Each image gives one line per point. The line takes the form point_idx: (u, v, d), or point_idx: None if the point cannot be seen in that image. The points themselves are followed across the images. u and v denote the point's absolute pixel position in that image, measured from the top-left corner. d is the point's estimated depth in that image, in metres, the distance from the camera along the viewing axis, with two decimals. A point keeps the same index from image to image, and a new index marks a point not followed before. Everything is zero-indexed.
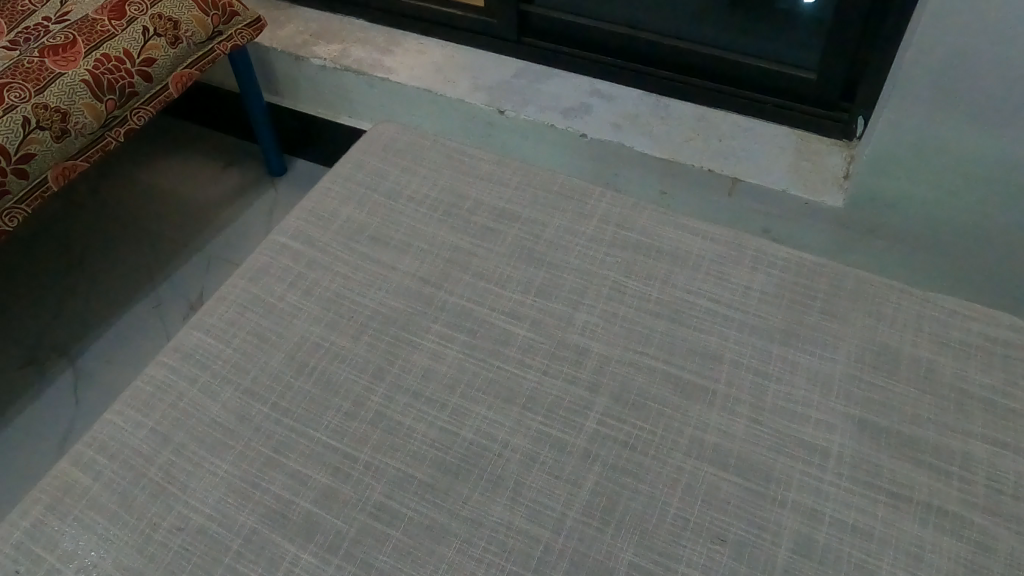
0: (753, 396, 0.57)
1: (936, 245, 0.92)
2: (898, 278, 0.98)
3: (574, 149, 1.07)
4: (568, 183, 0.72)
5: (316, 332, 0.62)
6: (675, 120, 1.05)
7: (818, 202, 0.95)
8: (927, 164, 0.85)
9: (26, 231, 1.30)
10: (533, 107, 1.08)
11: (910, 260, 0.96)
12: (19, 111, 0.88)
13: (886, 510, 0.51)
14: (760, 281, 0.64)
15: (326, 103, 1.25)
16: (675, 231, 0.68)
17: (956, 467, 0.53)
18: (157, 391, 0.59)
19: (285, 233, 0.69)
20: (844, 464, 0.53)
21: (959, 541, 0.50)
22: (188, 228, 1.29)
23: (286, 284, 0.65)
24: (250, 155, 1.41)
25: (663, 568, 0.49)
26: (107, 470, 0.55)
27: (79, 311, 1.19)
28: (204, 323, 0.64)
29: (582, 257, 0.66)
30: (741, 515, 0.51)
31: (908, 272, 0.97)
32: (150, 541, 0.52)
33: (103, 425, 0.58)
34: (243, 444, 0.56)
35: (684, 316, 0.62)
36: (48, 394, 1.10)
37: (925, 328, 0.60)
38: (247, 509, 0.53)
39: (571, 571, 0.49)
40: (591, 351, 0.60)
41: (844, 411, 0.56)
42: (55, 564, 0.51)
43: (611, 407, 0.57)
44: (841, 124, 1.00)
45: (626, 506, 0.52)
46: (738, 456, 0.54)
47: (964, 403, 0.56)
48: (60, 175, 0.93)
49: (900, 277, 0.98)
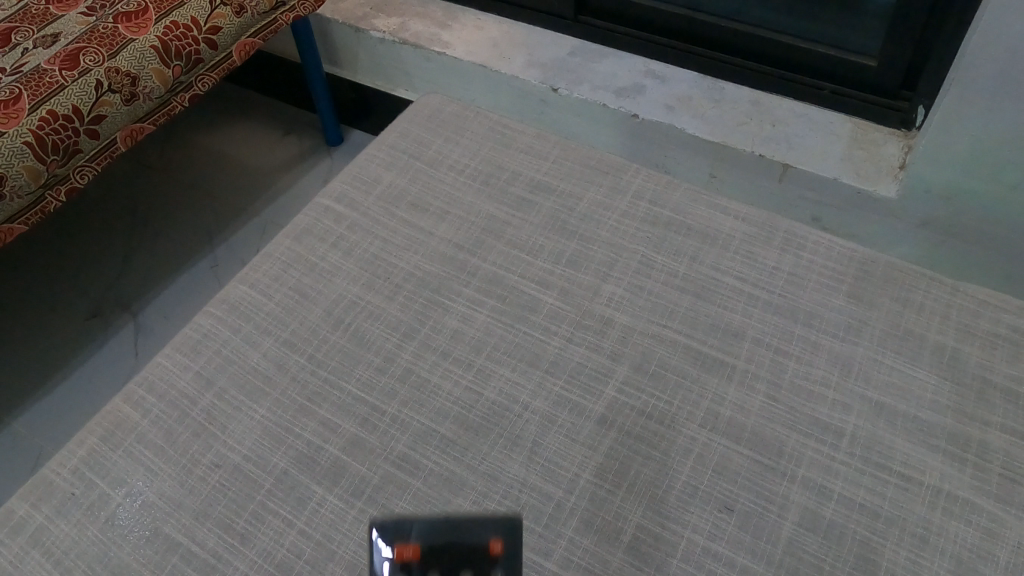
0: (772, 373, 0.58)
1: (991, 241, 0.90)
2: (952, 271, 0.96)
3: (626, 130, 1.07)
4: (605, 158, 0.73)
5: (353, 292, 0.65)
6: (729, 104, 1.04)
7: (871, 191, 0.94)
8: (987, 159, 0.83)
9: (96, 189, 1.37)
10: (586, 86, 1.08)
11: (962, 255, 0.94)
12: (93, 75, 0.92)
13: (895, 491, 0.52)
14: (789, 262, 0.64)
15: (384, 75, 1.28)
16: (707, 209, 0.69)
17: (971, 455, 0.53)
18: (204, 338, 0.63)
19: (330, 196, 0.72)
20: (857, 444, 0.54)
21: (967, 526, 0.50)
22: (248, 194, 1.34)
23: (328, 245, 0.68)
24: (309, 125, 1.45)
25: (669, 533, 0.51)
26: (155, 408, 0.59)
27: (145, 267, 1.25)
28: (250, 278, 0.67)
29: (613, 231, 0.67)
30: (750, 486, 0.52)
31: (961, 266, 0.95)
32: (191, 474, 0.56)
33: (153, 367, 0.62)
34: (279, 392, 0.59)
35: (710, 294, 0.63)
36: (111, 343, 1.17)
37: (953, 316, 0.60)
38: (280, 451, 0.56)
39: (581, 529, 0.51)
40: (615, 321, 0.61)
41: (862, 394, 0.56)
42: (106, 490, 0.55)
43: (631, 376, 0.58)
44: (899, 113, 0.98)
45: (637, 471, 0.54)
46: (752, 431, 0.55)
47: (986, 392, 0.56)
48: (128, 136, 0.99)
49: (955, 271, 0.96)
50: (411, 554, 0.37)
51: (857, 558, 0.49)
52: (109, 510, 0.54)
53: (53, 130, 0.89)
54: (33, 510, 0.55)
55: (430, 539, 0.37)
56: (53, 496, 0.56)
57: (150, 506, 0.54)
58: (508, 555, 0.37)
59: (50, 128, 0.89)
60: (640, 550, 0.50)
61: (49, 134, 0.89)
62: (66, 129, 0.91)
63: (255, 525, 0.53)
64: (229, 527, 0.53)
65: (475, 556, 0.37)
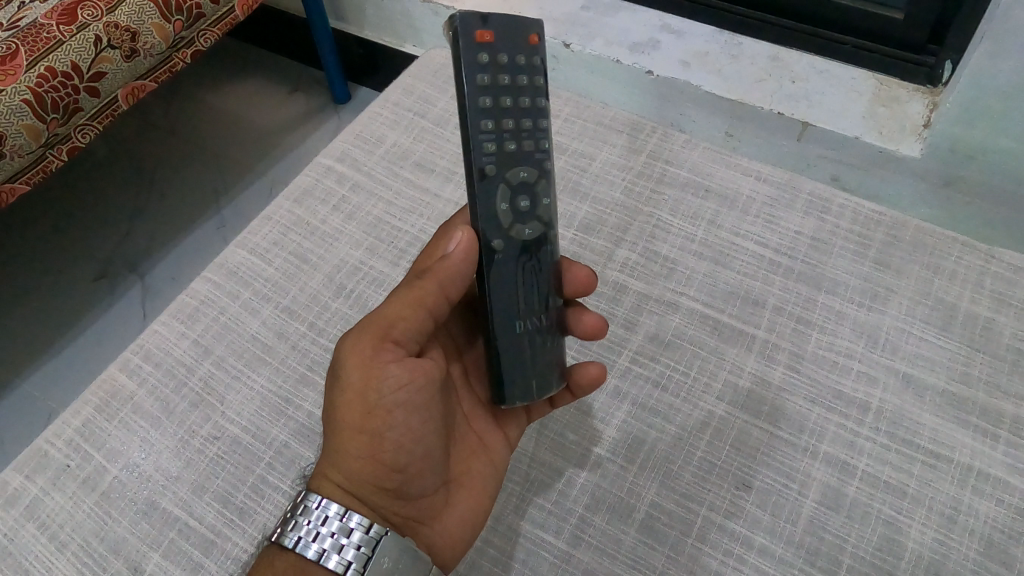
0: (794, 343, 0.55)
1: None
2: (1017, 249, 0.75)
3: (640, 90, 0.90)
4: (619, 116, 0.70)
5: (356, 256, 0.62)
6: (746, 59, 0.86)
7: (890, 150, 0.76)
8: (1015, 116, 0.65)
9: (102, 147, 1.34)
10: (599, 41, 0.91)
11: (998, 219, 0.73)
12: (91, 30, 0.87)
13: (923, 468, 0.49)
14: (812, 227, 0.61)
15: (391, 32, 1.19)
16: (726, 169, 0.65)
17: (1004, 431, 0.50)
18: (201, 305, 0.61)
19: (332, 155, 0.69)
20: (882, 419, 0.51)
21: (998, 506, 0.47)
22: (253, 153, 1.31)
23: (329, 207, 0.66)
24: (315, 82, 1.41)
25: (684, 510, 0.49)
26: (151, 377, 0.57)
27: (151, 228, 1.23)
28: (249, 242, 0.64)
29: (627, 193, 0.64)
30: (770, 462, 0.50)
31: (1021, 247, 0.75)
32: (188, 446, 0.54)
33: (148, 334, 0.60)
34: (279, 360, 0.57)
35: (729, 259, 0.60)
36: (117, 306, 1.15)
37: (986, 285, 0.57)
38: (280, 423, 0.54)
39: (592, 505, 0.49)
40: (629, 288, 0.59)
41: (889, 366, 0.54)
42: (101, 462, 0.53)
43: (646, 346, 0.56)
44: (925, 68, 0.80)
45: (651, 445, 0.51)
46: (772, 405, 0.52)
47: (1020, 364, 0.53)
48: (129, 94, 0.96)
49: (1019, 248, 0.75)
50: (489, 35, 0.44)
51: (882, 539, 0.47)
52: (105, 484, 0.52)
53: (52, 87, 0.85)
54: (27, 482, 0.53)
55: (498, 25, 0.44)
56: (47, 468, 0.53)
57: (146, 479, 0.52)
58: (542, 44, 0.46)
59: (48, 85, 0.85)
60: (653, 528, 0.48)
61: (47, 91, 0.85)
62: (66, 87, 0.86)
63: (254, 499, 0.51)
64: (228, 501, 0.51)
65: (523, 35, 0.45)
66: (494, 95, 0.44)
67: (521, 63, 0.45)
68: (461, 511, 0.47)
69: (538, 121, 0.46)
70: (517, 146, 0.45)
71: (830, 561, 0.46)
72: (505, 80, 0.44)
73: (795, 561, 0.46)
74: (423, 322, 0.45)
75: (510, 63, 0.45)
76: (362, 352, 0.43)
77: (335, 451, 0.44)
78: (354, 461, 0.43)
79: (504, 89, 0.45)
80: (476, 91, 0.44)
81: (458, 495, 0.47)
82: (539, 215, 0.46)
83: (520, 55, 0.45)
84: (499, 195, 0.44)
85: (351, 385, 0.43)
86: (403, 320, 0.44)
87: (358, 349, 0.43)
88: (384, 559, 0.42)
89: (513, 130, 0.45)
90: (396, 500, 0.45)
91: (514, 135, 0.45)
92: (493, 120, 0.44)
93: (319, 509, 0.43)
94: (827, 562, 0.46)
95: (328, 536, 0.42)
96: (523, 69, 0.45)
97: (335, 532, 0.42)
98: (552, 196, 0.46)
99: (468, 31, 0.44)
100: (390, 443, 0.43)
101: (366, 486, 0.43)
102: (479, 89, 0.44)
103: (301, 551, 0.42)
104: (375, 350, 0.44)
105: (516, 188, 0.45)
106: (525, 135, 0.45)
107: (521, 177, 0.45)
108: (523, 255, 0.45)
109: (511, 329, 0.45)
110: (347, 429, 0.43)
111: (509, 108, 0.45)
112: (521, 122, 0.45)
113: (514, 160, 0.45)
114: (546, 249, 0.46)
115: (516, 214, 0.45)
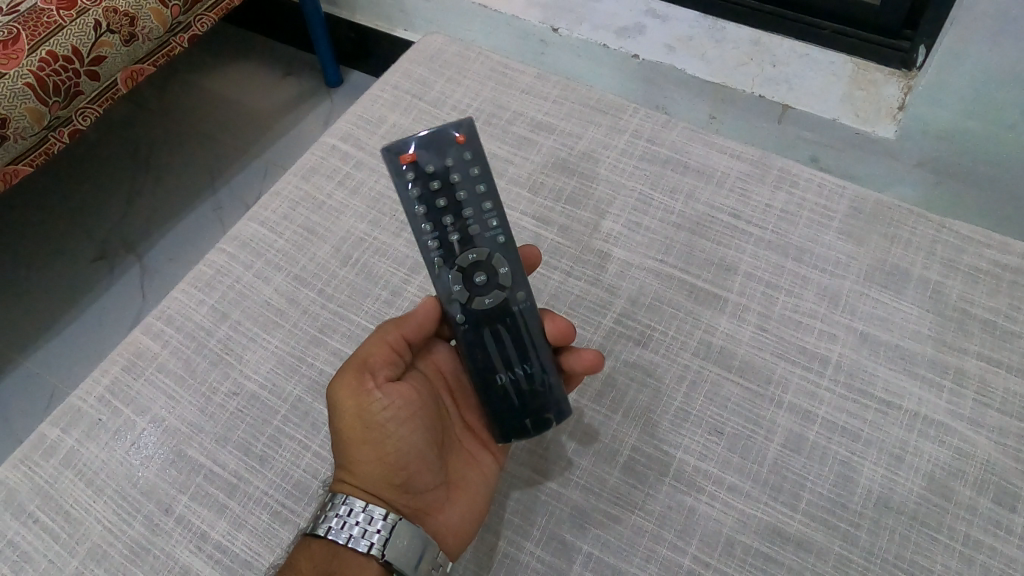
0: (763, 306, 0.60)
1: (985, 179, 0.75)
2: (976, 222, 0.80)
3: (627, 72, 0.94)
4: (605, 98, 0.75)
5: (360, 229, 0.67)
6: (730, 45, 0.86)
7: (867, 132, 0.79)
8: (977, 98, 0.69)
9: (97, 133, 1.37)
10: (588, 25, 0.94)
11: (953, 195, 0.78)
12: (91, 15, 0.90)
13: (875, 415, 0.55)
14: (781, 200, 0.66)
15: (382, 16, 1.23)
16: (703, 147, 0.71)
17: (949, 381, 0.56)
18: (217, 274, 0.66)
19: (336, 135, 0.74)
20: (841, 371, 0.57)
21: (940, 447, 0.53)
22: (248, 136, 1.35)
23: (334, 182, 0.70)
24: (309, 65, 1.45)
25: (662, 453, 0.54)
26: (174, 339, 0.62)
27: (148, 211, 1.27)
28: (260, 216, 0.69)
29: (611, 168, 0.69)
30: (739, 411, 0.56)
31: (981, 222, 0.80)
32: (210, 401, 0.59)
33: (169, 300, 0.65)
34: (291, 323, 0.62)
35: (705, 230, 0.65)
36: (117, 286, 1.19)
37: (937, 252, 0.63)
38: (294, 380, 0.59)
39: (579, 451, 0.55)
40: (613, 256, 0.64)
41: (848, 325, 0.59)
42: (131, 416, 0.58)
43: (628, 308, 0.61)
44: (900, 52, 0.80)
45: (633, 397, 0.57)
46: (742, 359, 0.58)
47: (965, 323, 0.59)
48: (128, 78, 1.00)
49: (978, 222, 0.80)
50: (410, 154, 0.51)
51: (838, 476, 0.52)
52: (135, 436, 0.57)
53: (53, 71, 0.88)
54: (63, 435, 0.58)
55: (420, 141, 0.51)
56: (81, 422, 0.58)
57: (172, 431, 0.57)
58: (469, 139, 0.52)
59: (52, 69, 0.88)
60: (635, 470, 0.54)
61: (49, 75, 0.88)
62: (66, 71, 0.89)
63: (273, 447, 0.56)
64: (249, 449, 0.56)
65: (443, 139, 0.52)
66: (426, 202, 0.51)
67: (450, 166, 0.51)
68: (460, 506, 0.51)
69: (480, 204, 0.52)
70: (460, 234, 0.51)
71: (791, 496, 0.52)
72: (436, 185, 0.51)
73: (760, 496, 0.52)
74: (395, 354, 0.51)
75: (434, 171, 0.51)
76: (350, 380, 0.49)
77: (345, 460, 0.49)
78: (360, 466, 0.48)
79: (438, 193, 0.51)
80: (409, 207, 0.51)
81: (458, 493, 0.51)
82: (498, 283, 0.51)
83: (446, 160, 0.52)
84: (453, 278, 0.51)
85: (345, 408, 0.48)
86: (377, 353, 0.50)
87: (344, 381, 0.49)
88: (402, 539, 0.47)
89: (455, 224, 0.51)
90: (402, 495, 0.49)
91: (455, 227, 0.51)
92: (429, 223, 0.51)
93: (347, 505, 0.47)
94: (789, 497, 0.52)
95: (355, 525, 0.47)
96: (450, 170, 0.52)
97: (362, 521, 0.47)
98: (510, 264, 0.51)
99: (395, 158, 0.51)
100: (390, 447, 0.48)
101: (374, 485, 0.49)
102: (413, 203, 0.51)
103: (331, 538, 0.47)
104: (362, 378, 0.49)
105: (469, 270, 0.51)
106: (467, 224, 0.52)
107: (472, 258, 0.51)
108: (494, 322, 0.51)
109: (492, 380, 0.50)
110: (349, 442, 0.49)
111: (444, 208, 0.51)
112: (462, 213, 0.52)
113: (460, 247, 0.51)
114: (518, 308, 0.51)
115: (472, 289, 0.51)
